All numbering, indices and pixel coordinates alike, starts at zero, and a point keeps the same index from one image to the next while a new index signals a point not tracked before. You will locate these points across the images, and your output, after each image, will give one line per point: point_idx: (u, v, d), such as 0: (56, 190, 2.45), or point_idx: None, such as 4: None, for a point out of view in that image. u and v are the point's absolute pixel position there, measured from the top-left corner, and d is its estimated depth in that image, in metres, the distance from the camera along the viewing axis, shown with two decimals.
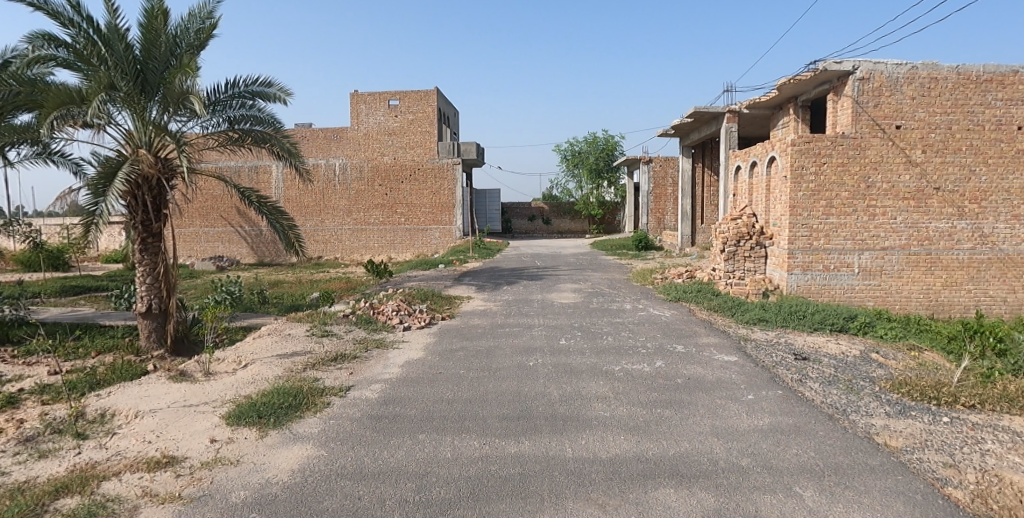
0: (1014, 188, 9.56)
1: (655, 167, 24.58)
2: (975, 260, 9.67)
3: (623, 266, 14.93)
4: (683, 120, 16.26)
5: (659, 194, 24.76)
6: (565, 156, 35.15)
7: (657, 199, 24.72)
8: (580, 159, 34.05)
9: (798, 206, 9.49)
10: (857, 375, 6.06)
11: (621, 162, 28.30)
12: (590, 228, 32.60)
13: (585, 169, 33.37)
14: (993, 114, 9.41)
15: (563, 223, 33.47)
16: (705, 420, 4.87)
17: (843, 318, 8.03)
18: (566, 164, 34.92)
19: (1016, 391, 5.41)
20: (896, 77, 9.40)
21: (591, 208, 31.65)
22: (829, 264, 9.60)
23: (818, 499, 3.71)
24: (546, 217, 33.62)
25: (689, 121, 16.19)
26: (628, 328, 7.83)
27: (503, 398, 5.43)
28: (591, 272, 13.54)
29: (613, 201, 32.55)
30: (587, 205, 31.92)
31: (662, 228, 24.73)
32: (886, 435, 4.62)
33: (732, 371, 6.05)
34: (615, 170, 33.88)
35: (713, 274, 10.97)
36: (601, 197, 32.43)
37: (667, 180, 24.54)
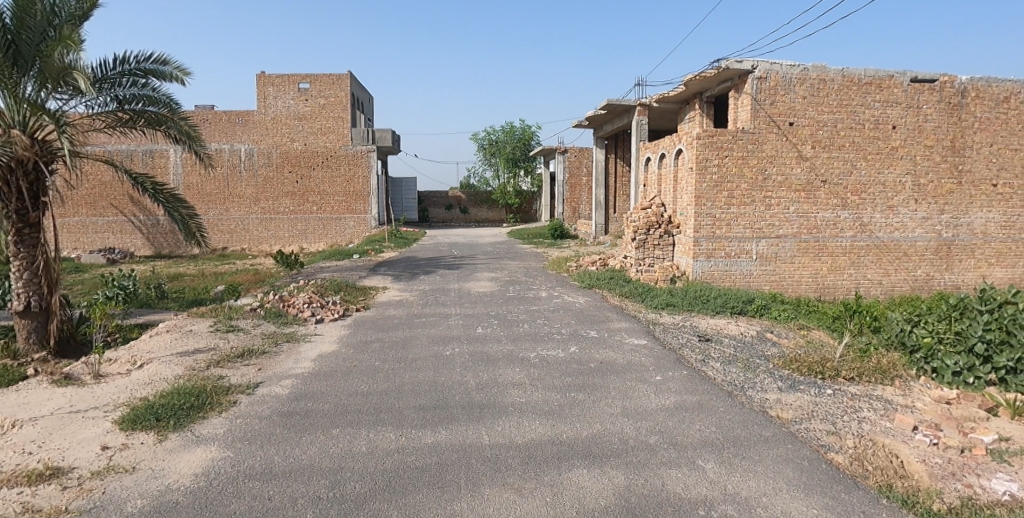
0: (889, 182, 10.55)
1: (571, 157, 25.12)
2: (856, 246, 10.63)
3: (539, 255, 15.16)
4: (596, 112, 16.66)
5: (574, 184, 25.31)
6: (482, 144, 35.10)
7: (572, 189, 25.30)
8: (497, 149, 33.96)
9: (702, 197, 10.01)
10: (753, 354, 6.50)
11: (537, 152, 28.60)
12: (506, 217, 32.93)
13: (502, 158, 33.49)
14: (872, 114, 10.28)
15: (480, 212, 33.54)
16: (616, 402, 5.05)
17: (741, 301, 8.56)
18: (483, 152, 34.91)
19: (888, 365, 6.03)
20: (790, 78, 9.97)
21: (509, 198, 31.88)
22: (730, 252, 10.22)
23: (719, 470, 4.01)
24: (463, 206, 33.53)
25: (602, 113, 16.61)
26: (543, 315, 7.97)
27: (420, 389, 5.37)
28: (507, 261, 13.63)
29: (530, 191, 32.96)
30: (504, 194, 32.09)
31: (576, 218, 25.37)
32: (778, 408, 5.02)
33: (642, 354, 6.31)
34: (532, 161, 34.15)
35: (625, 262, 11.40)
36: (518, 187, 32.71)
37: (582, 170, 25.15)
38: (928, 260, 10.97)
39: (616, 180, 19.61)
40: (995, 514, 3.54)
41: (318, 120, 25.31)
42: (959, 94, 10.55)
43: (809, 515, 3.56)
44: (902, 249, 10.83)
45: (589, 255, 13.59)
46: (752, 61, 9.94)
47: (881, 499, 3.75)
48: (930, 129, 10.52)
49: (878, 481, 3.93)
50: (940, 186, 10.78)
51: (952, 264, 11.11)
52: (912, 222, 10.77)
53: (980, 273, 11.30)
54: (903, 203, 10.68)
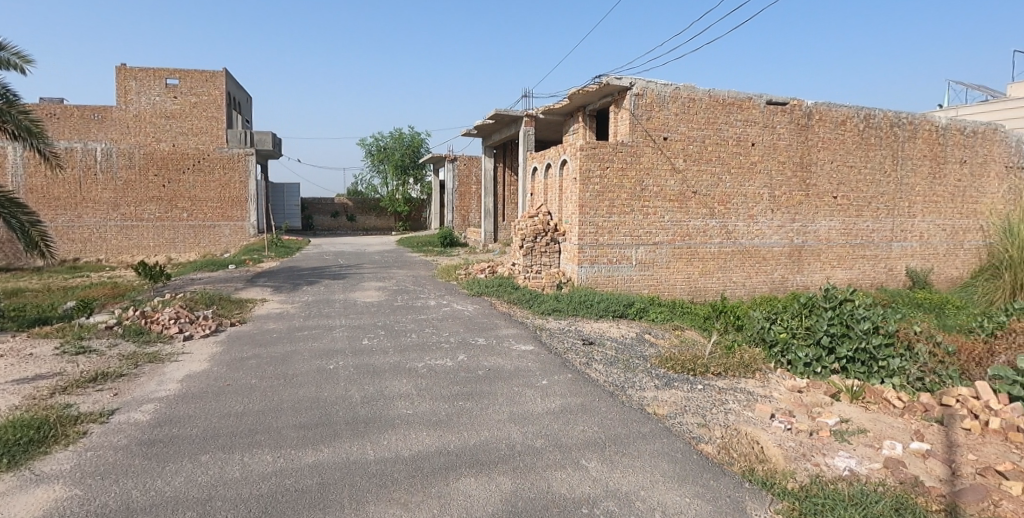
0: (750, 193, 11.64)
1: (460, 165, 25.21)
2: (723, 251, 11.60)
3: (429, 263, 15.04)
4: (485, 122, 16.86)
5: (464, 192, 25.43)
6: (370, 151, 34.24)
7: (462, 197, 25.39)
8: (386, 155, 33.16)
9: (586, 205, 10.45)
10: (633, 354, 6.87)
11: (427, 160, 28.37)
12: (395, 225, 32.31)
13: (392, 165, 32.49)
14: (735, 131, 11.28)
15: (368, 220, 32.72)
16: (504, 408, 5.11)
17: (623, 304, 9.01)
18: (371, 159, 34.07)
19: (750, 359, 6.63)
20: (664, 95, 10.69)
21: (398, 205, 31.35)
22: (612, 257, 10.74)
23: (601, 468, 4.18)
24: (350, 214, 32.54)
25: (490, 123, 16.83)
26: (432, 324, 7.91)
27: (300, 406, 5.09)
28: (395, 269, 13.37)
29: (421, 198, 32.64)
30: (393, 201, 31.49)
31: (467, 225, 25.48)
32: (655, 405, 5.34)
33: (529, 359, 6.44)
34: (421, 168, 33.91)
35: (514, 269, 11.63)
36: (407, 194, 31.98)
37: (471, 178, 25.29)
38: (783, 263, 12.21)
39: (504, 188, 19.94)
40: (837, 488, 4.03)
41: (189, 119, 23.30)
42: (805, 116, 11.87)
43: (683, 504, 3.82)
44: (761, 254, 11.97)
45: (479, 263, 13.70)
46: (630, 78, 10.50)
47: (744, 483, 4.13)
48: (783, 146, 11.75)
49: (742, 467, 4.32)
50: (792, 197, 12.06)
51: (803, 267, 12.45)
52: (770, 230, 11.95)
53: (825, 274, 12.75)
54: (762, 213, 11.82)
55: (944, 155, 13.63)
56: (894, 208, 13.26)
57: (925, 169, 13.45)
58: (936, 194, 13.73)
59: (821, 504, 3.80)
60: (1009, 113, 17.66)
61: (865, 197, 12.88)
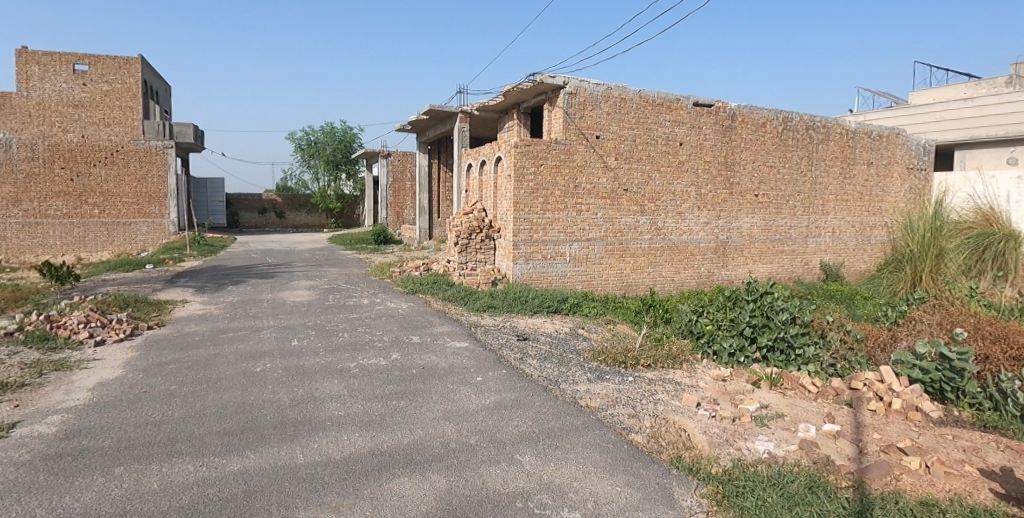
0: (678, 192, 12.08)
1: (394, 161, 24.80)
2: (653, 248, 11.99)
3: (362, 261, 14.72)
4: (419, 117, 16.66)
5: (398, 188, 25.05)
6: (299, 145, 33.10)
7: (396, 194, 25.01)
8: (318, 151, 32.13)
9: (520, 203, 10.55)
10: (566, 349, 7.00)
11: (360, 155, 27.75)
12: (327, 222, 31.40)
13: (321, 160, 31.99)
14: (664, 132, 11.67)
15: (298, 217, 31.69)
16: (438, 406, 5.09)
17: (557, 300, 9.16)
18: (301, 153, 32.96)
19: (678, 351, 6.89)
20: (596, 95, 10.91)
21: (330, 201, 30.57)
22: (546, 254, 10.88)
23: (535, 462, 4.25)
24: (279, 210, 31.43)
25: (425, 118, 16.65)
26: (364, 323, 7.76)
27: (224, 411, 4.89)
28: (327, 268, 13.01)
29: (353, 195, 31.95)
30: (325, 197, 30.68)
31: (401, 223, 25.13)
32: (588, 398, 5.46)
33: (463, 356, 6.44)
34: (354, 163, 33.01)
35: (449, 266, 11.58)
36: (339, 191, 31.35)
37: (406, 175, 24.95)
38: (709, 258, 12.75)
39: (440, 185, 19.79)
40: (756, 470, 4.27)
41: (101, 110, 20.82)
42: (729, 118, 12.43)
43: (614, 493, 3.94)
44: (689, 250, 12.45)
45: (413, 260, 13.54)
46: (563, 77, 10.64)
47: (672, 470, 4.31)
48: (709, 147, 12.26)
49: (670, 454, 4.51)
50: (717, 196, 12.62)
51: (727, 262, 13.05)
52: (696, 227, 12.46)
53: (748, 269, 13.42)
54: (689, 210, 12.30)
55: (853, 157, 14.62)
56: (809, 207, 14.13)
57: (837, 170, 14.39)
58: (847, 193, 14.71)
59: (742, 486, 4.02)
60: (906, 119, 19.22)
61: (784, 196, 13.64)
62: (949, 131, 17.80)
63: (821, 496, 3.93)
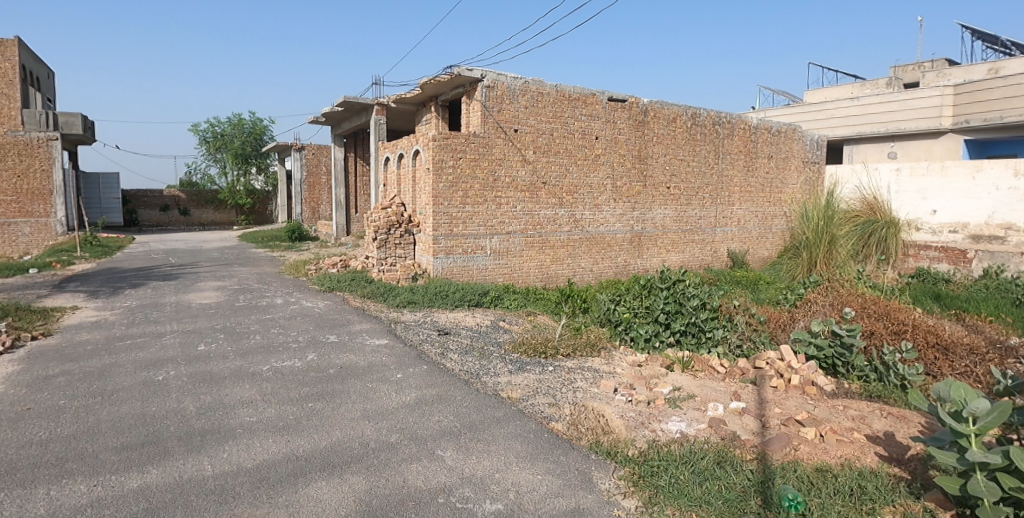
0: (594, 184, 12.39)
1: (309, 154, 23.90)
2: (572, 239, 12.24)
3: (276, 259, 14.10)
4: (333, 109, 16.13)
5: (313, 183, 24.18)
6: (205, 137, 31.20)
7: (311, 189, 24.11)
8: (224, 143, 30.51)
9: (439, 196, 10.48)
10: (488, 341, 7.05)
11: (271, 148, 26.62)
12: (237, 219, 29.80)
13: (229, 153, 29.98)
14: (580, 125, 11.92)
15: (205, 214, 29.93)
16: (356, 406, 4.98)
17: (478, 293, 9.17)
18: (206, 146, 31.11)
19: (596, 339, 7.10)
20: (514, 88, 10.97)
21: (238, 197, 29.20)
22: (466, 248, 10.88)
23: (456, 457, 4.25)
24: (182, 207, 29.58)
25: (340, 110, 16.13)
26: (277, 323, 7.46)
27: (122, 425, 4.55)
28: (236, 267, 12.37)
29: (264, 190, 30.62)
30: (233, 193, 29.31)
31: (318, 218, 24.29)
32: (509, 389, 5.52)
33: (382, 354, 6.33)
34: (265, 157, 31.50)
35: (368, 262, 11.35)
36: (249, 186, 30.06)
37: (321, 168, 24.13)
38: (625, 249, 13.18)
39: (357, 180, 19.28)
40: (670, 449, 4.48)
41: None
42: (642, 113, 12.88)
43: (535, 482, 4.02)
44: (606, 240, 12.81)
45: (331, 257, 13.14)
46: (480, 70, 10.63)
47: (591, 455, 4.44)
48: (623, 140, 12.65)
49: (589, 440, 4.65)
50: (631, 188, 13.05)
51: (642, 252, 13.54)
52: (613, 218, 12.84)
53: (661, 258, 13.98)
54: (606, 202, 12.66)
55: (755, 151, 15.53)
56: (716, 198, 14.91)
57: (741, 163, 15.25)
58: (750, 185, 15.63)
59: (656, 466, 4.20)
60: (801, 115, 20.55)
61: (693, 188, 14.31)
62: (839, 127, 19.28)
63: (728, 470, 4.18)
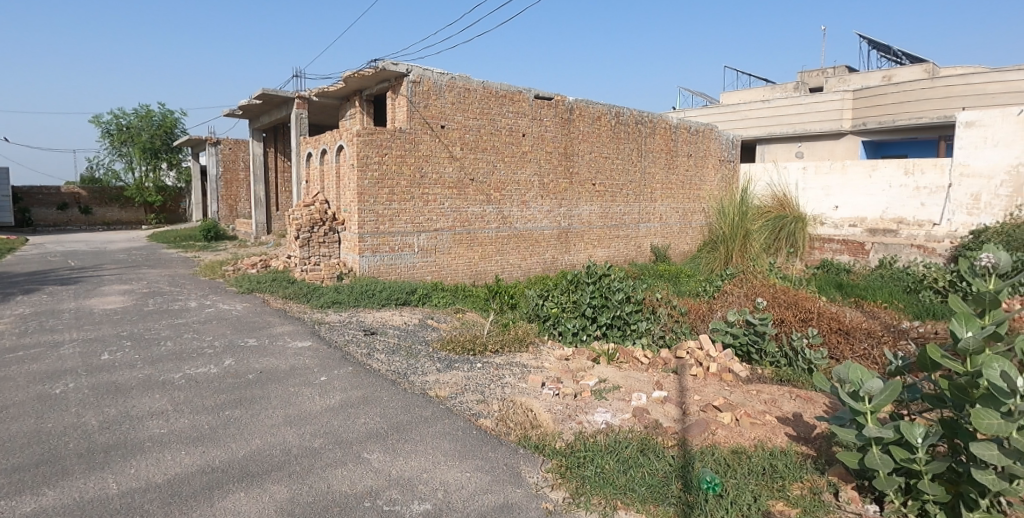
0: (522, 181, 12.49)
1: (225, 149, 22.76)
2: (500, 236, 12.29)
3: (190, 259, 13.35)
4: (251, 102, 15.42)
5: (231, 179, 23.05)
6: (108, 130, 29.03)
7: (228, 185, 22.95)
8: (130, 136, 28.50)
9: (365, 193, 10.26)
10: (415, 340, 6.99)
11: (184, 143, 25.13)
12: (147, 218, 28.07)
13: (136, 147, 28.00)
14: (507, 122, 11.97)
15: (109, 213, 27.94)
16: (278, 411, 4.82)
17: (405, 292, 9.06)
18: (110, 139, 28.95)
19: (524, 334, 7.18)
20: (440, 84, 10.87)
21: (147, 194, 27.47)
22: (394, 246, 10.72)
23: (383, 459, 4.19)
24: (83, 205, 27.50)
25: (258, 103, 15.44)
26: (191, 328, 7.08)
27: (12, 444, 4.18)
28: (146, 269, 11.62)
29: (176, 187, 28.90)
30: (141, 190, 27.51)
31: (236, 216, 23.18)
32: (437, 387, 5.50)
33: (305, 357, 6.14)
34: (177, 151, 29.53)
35: (290, 262, 10.98)
36: (159, 182, 28.30)
37: (239, 164, 23.06)
38: (552, 245, 13.37)
39: (279, 176, 18.53)
40: (596, 440, 4.61)
41: None
42: (568, 111, 13.10)
43: (464, 479, 4.02)
44: (534, 237, 12.96)
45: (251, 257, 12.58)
46: (406, 65, 10.47)
47: (519, 449, 4.50)
48: (549, 138, 12.82)
49: (517, 434, 4.71)
50: (558, 185, 13.26)
51: (569, 248, 13.78)
52: (540, 215, 13.00)
53: (588, 254, 14.29)
54: (534, 199, 12.81)
55: (675, 149, 16.15)
56: (639, 195, 15.39)
57: (662, 161, 15.81)
58: (671, 182, 16.24)
59: (583, 457, 4.32)
60: (717, 116, 21.46)
61: (617, 185, 14.70)
62: (752, 128, 20.28)
63: (651, 457, 4.35)
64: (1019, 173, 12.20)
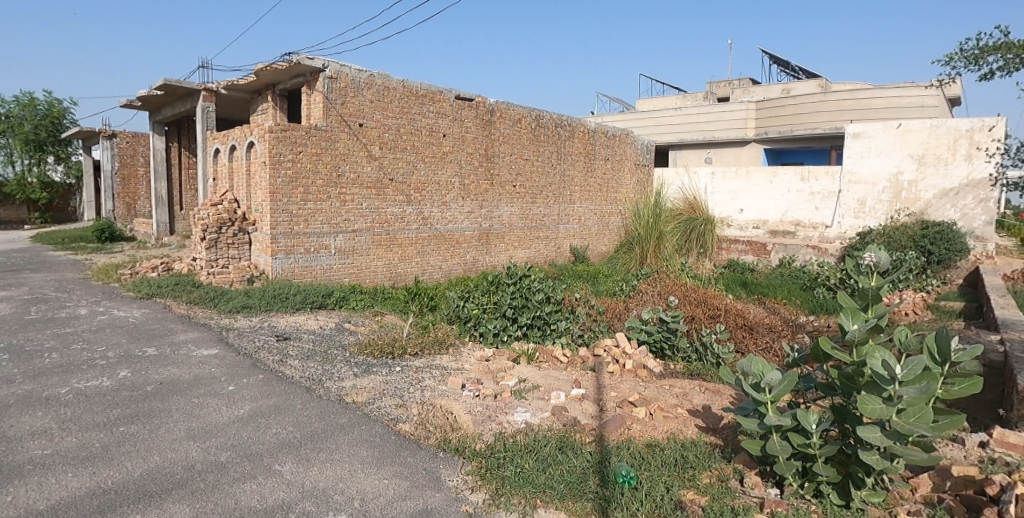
0: (443, 182, 12.42)
1: (122, 143, 21.13)
2: (421, 237, 12.15)
3: (81, 262, 12.29)
4: (151, 92, 14.38)
5: (128, 175, 21.43)
6: None
7: (125, 181, 21.32)
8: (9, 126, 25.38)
9: (278, 192, 9.85)
10: (332, 345, 6.78)
11: (74, 135, 23.12)
12: (31, 216, 25.81)
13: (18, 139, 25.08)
14: (427, 122, 11.86)
15: None
16: (180, 425, 4.54)
17: (321, 295, 8.78)
18: None
19: (444, 336, 7.15)
20: (358, 80, 10.63)
21: (31, 190, 25.09)
22: (309, 247, 10.36)
23: (295, 470, 4.05)
24: None
25: (159, 94, 14.43)
26: (81, 338, 6.53)
27: None
28: (27, 273, 10.59)
29: (64, 183, 26.77)
30: (24, 186, 25.01)
31: (135, 215, 21.57)
32: (354, 393, 5.37)
33: (212, 365, 5.82)
34: (65, 143, 27.08)
35: (195, 265, 10.40)
36: (45, 177, 25.94)
37: (138, 159, 21.51)
38: (473, 246, 13.38)
39: (183, 172, 17.43)
40: (516, 440, 4.67)
41: None
42: (489, 112, 13.17)
43: (382, 486, 3.96)
44: (455, 238, 12.91)
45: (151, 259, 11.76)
46: (322, 59, 10.15)
47: (439, 453, 4.48)
48: (470, 139, 12.83)
49: (437, 438, 4.68)
50: (479, 186, 13.29)
51: (490, 249, 13.84)
52: (461, 216, 12.97)
53: (509, 255, 14.41)
54: (454, 199, 12.77)
55: (593, 152, 16.60)
56: (559, 197, 15.71)
57: (581, 163, 16.21)
58: (589, 184, 16.68)
59: (503, 457, 4.35)
60: (633, 121, 22.19)
61: (537, 186, 14.93)
62: (665, 133, 21.10)
63: (569, 454, 4.45)
64: (898, 181, 13.48)
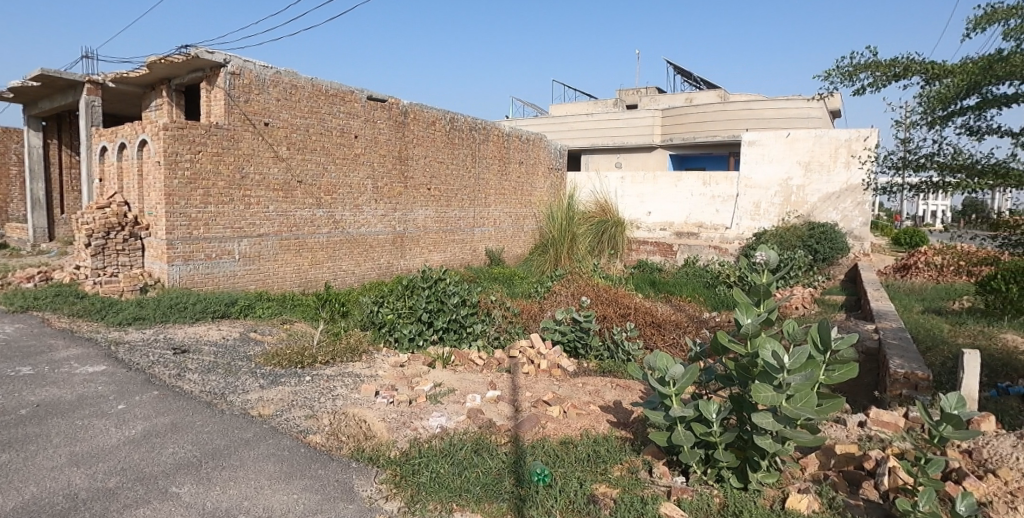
0: (355, 184, 12.12)
1: None
2: (331, 241, 11.80)
3: None
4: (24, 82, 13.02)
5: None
6: None
7: None
8: None
9: (174, 194, 9.25)
10: (235, 357, 6.45)
11: None
12: None
13: None
14: (338, 123, 11.53)
15: None
16: (60, 450, 4.18)
17: (223, 304, 8.34)
18: None
19: (357, 343, 7.00)
20: (263, 77, 10.17)
21: None
22: (210, 253, 9.79)
23: (194, 492, 3.84)
24: None
25: (34, 85, 13.09)
26: None
27: None
28: None
29: None
30: None
31: (6, 218, 19.45)
32: (260, 406, 5.16)
33: (99, 383, 5.39)
34: None
35: (78, 274, 9.57)
36: None
37: (9, 157, 19.41)
38: (387, 250, 13.15)
39: (64, 171, 15.92)
40: (431, 445, 4.66)
41: None
42: (402, 114, 13.00)
43: (290, 502, 3.83)
44: (368, 242, 12.63)
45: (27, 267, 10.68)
46: (223, 54, 9.62)
47: (352, 463, 4.40)
48: (383, 141, 12.61)
49: (350, 448, 4.60)
50: (393, 189, 13.09)
51: (405, 253, 13.65)
52: (374, 219, 12.71)
53: (424, 258, 14.28)
54: (367, 202, 12.50)
55: (508, 156, 16.79)
56: (475, 200, 15.76)
57: (496, 167, 16.35)
58: (504, 187, 16.85)
59: (418, 464, 4.33)
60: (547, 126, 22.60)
61: (452, 189, 14.89)
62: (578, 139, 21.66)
63: (485, 456, 4.50)
64: (788, 186, 14.62)
